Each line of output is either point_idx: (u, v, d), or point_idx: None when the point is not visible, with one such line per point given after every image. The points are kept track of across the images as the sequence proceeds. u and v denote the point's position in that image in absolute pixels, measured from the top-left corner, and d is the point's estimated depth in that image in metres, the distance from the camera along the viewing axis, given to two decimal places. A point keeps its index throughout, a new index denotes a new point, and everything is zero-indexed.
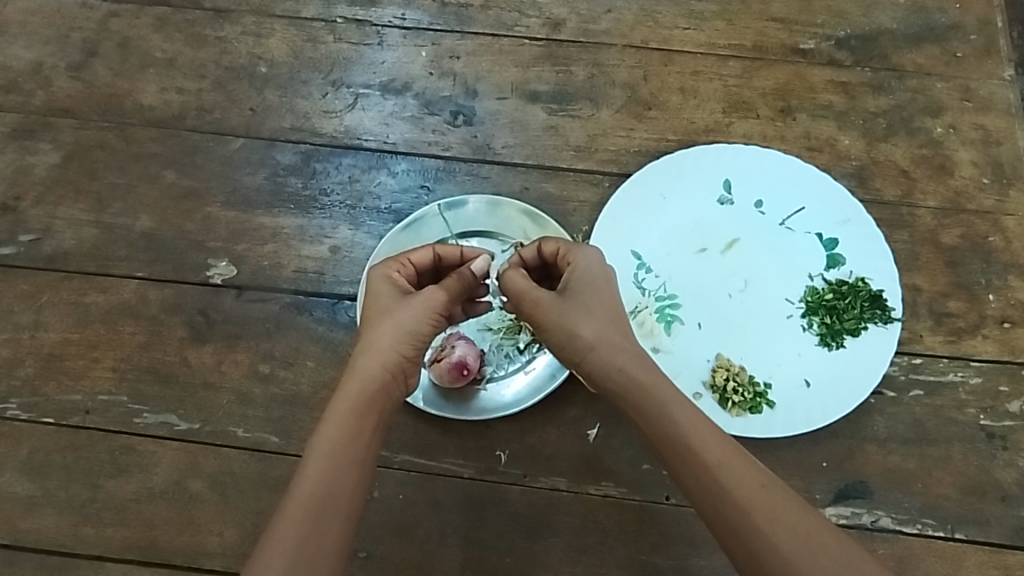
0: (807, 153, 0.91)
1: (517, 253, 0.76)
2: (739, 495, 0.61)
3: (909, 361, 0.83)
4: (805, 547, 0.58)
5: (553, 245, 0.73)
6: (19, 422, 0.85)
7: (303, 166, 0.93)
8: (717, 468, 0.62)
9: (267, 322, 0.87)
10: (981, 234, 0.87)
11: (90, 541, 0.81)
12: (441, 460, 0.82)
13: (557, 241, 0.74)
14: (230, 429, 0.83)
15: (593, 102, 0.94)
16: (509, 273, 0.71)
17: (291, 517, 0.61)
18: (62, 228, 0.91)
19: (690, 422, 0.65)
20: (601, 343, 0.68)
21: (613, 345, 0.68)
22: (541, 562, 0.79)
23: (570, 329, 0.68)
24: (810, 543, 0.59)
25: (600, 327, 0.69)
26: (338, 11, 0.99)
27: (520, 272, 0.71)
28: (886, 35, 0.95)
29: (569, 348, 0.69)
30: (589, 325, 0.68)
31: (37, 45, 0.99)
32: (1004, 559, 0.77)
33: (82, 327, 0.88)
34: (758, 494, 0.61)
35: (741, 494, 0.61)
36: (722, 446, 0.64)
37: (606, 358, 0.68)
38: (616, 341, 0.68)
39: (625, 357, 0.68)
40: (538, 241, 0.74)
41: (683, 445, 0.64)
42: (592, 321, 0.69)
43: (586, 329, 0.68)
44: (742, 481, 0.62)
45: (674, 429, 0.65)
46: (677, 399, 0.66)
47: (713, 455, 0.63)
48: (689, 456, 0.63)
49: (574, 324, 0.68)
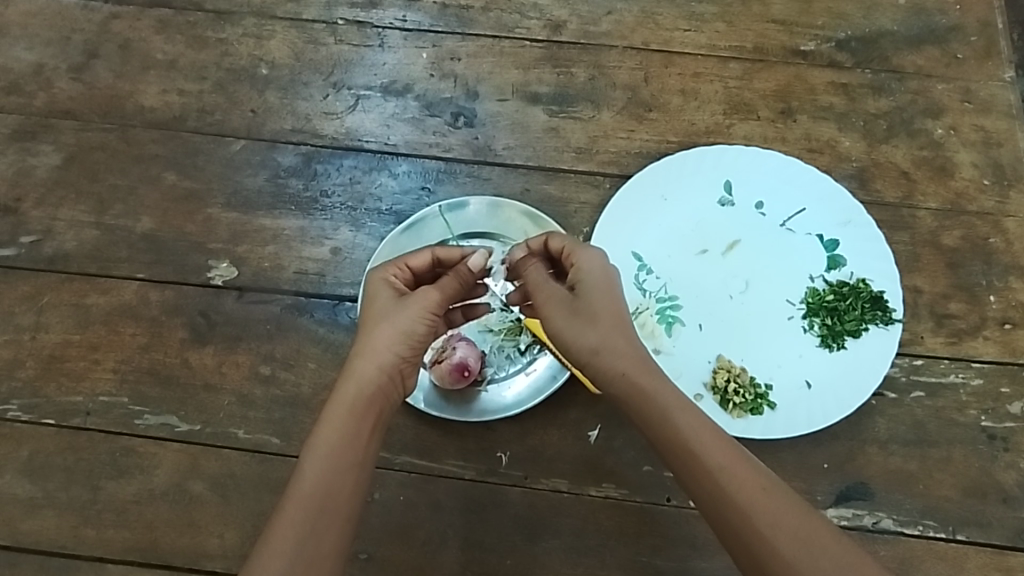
0: (807, 154, 0.91)
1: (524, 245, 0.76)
2: (740, 499, 0.61)
3: (910, 362, 0.83)
4: (807, 551, 0.58)
5: (559, 243, 0.73)
6: (19, 422, 0.85)
7: (303, 167, 0.93)
8: (718, 472, 0.62)
9: (268, 323, 0.87)
10: (982, 236, 0.87)
11: (90, 542, 0.81)
12: (441, 462, 0.82)
13: (563, 239, 0.74)
14: (231, 431, 0.83)
15: (594, 103, 0.94)
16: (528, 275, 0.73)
17: (290, 519, 0.61)
18: (63, 229, 0.91)
19: (692, 426, 0.65)
20: (605, 347, 0.68)
21: (617, 349, 0.68)
22: (541, 563, 0.79)
23: (576, 333, 0.69)
24: (812, 547, 0.58)
25: (602, 330, 0.68)
26: (339, 12, 0.99)
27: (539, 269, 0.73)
28: (886, 37, 0.96)
29: (573, 351, 0.69)
30: (593, 329, 0.68)
31: (39, 47, 0.99)
32: (1005, 561, 0.77)
33: (83, 328, 0.88)
34: (759, 497, 0.61)
35: (743, 498, 0.61)
36: (724, 449, 0.64)
37: (608, 363, 0.68)
38: (618, 344, 0.68)
39: (628, 362, 0.67)
40: (544, 237, 0.75)
41: (684, 449, 0.64)
42: (595, 326, 0.68)
43: (590, 333, 0.68)
44: (742, 485, 0.61)
45: (676, 433, 0.65)
46: (678, 402, 0.66)
47: (714, 459, 0.63)
48: (691, 461, 0.63)
49: (577, 329, 0.69)
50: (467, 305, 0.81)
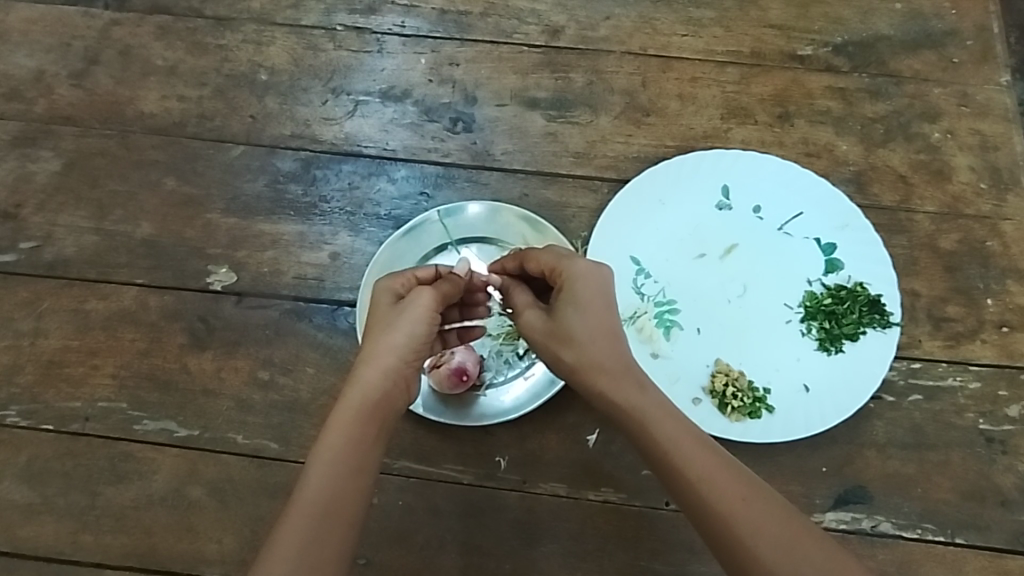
0: (805, 159, 0.91)
1: (503, 263, 0.78)
2: (722, 508, 0.61)
3: (909, 366, 0.83)
4: (787, 558, 0.58)
5: (540, 258, 0.73)
6: (19, 429, 0.85)
7: (303, 173, 0.93)
8: (700, 481, 0.62)
9: (267, 328, 0.87)
10: (980, 239, 0.87)
11: (89, 548, 0.81)
12: (440, 466, 0.82)
13: (542, 256, 0.73)
14: (230, 436, 0.83)
15: (592, 108, 0.94)
16: (514, 293, 0.75)
17: (293, 526, 0.61)
18: (62, 235, 0.92)
19: (673, 437, 0.64)
20: (583, 366, 0.68)
21: (597, 366, 0.68)
22: (541, 567, 0.79)
23: (554, 354, 0.70)
24: (793, 553, 0.58)
25: (582, 349, 0.68)
26: (338, 19, 1.00)
27: (523, 292, 0.75)
28: (884, 42, 0.96)
29: (557, 369, 0.71)
30: (573, 349, 0.69)
31: (39, 54, 1.00)
32: (1004, 564, 0.77)
33: (82, 334, 0.88)
34: (740, 506, 0.61)
35: (725, 507, 0.61)
36: (705, 457, 0.63)
37: (590, 380, 0.68)
38: (599, 360, 0.68)
39: (608, 374, 0.68)
40: (527, 253, 0.75)
41: (666, 459, 0.64)
42: (573, 347, 0.69)
43: (568, 355, 0.69)
44: (725, 494, 0.61)
45: (657, 445, 0.65)
46: (661, 412, 0.66)
47: (695, 468, 0.63)
48: (673, 471, 0.63)
49: (556, 348, 0.70)
50: (461, 326, 0.79)
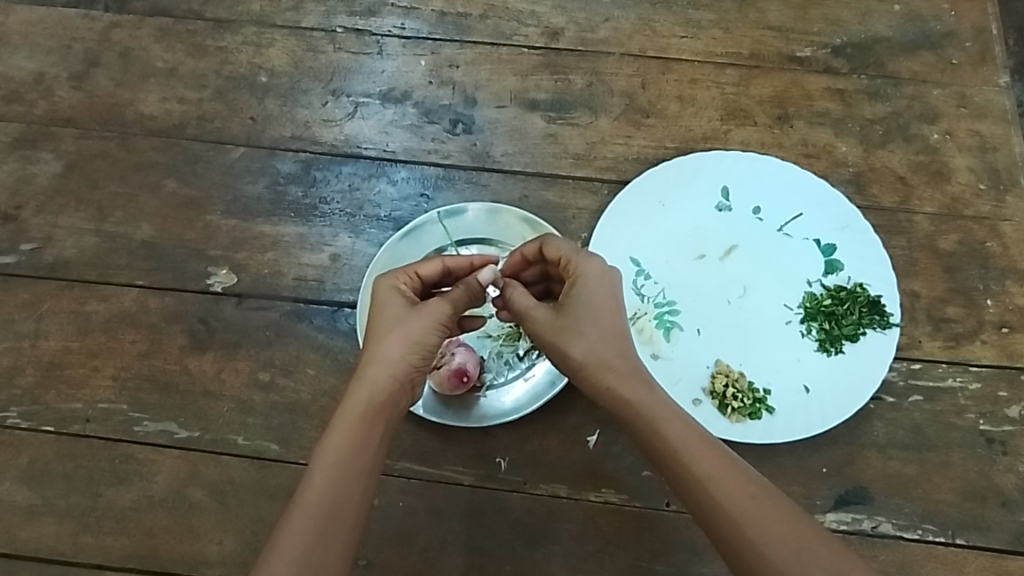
0: (805, 160, 0.91)
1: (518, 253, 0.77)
2: (730, 508, 0.61)
3: (909, 367, 0.83)
4: (795, 557, 0.58)
5: (555, 252, 0.73)
6: (19, 430, 0.85)
7: (303, 174, 0.93)
8: (707, 481, 0.62)
9: (267, 330, 0.87)
10: (979, 240, 0.88)
11: (89, 549, 0.81)
12: (441, 468, 0.82)
13: (559, 248, 0.73)
14: (230, 437, 0.83)
15: (592, 110, 0.95)
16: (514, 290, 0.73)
17: (298, 526, 0.61)
18: (63, 237, 0.92)
19: (680, 438, 0.64)
20: (590, 363, 0.68)
21: (605, 363, 0.68)
22: (541, 569, 0.79)
23: (562, 348, 0.69)
24: (801, 553, 0.58)
25: (592, 344, 0.68)
26: (338, 21, 1.00)
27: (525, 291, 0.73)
28: (882, 43, 0.96)
29: (562, 364, 0.70)
30: (582, 343, 0.68)
31: (39, 56, 1.00)
32: (1005, 564, 0.77)
33: (83, 335, 0.88)
34: (748, 505, 0.61)
35: (732, 507, 0.61)
36: (712, 457, 0.63)
37: (595, 377, 0.68)
38: (607, 357, 0.68)
39: (615, 374, 0.68)
40: (540, 242, 0.75)
41: (674, 459, 0.64)
42: (584, 341, 0.68)
43: (577, 349, 0.68)
44: (733, 494, 0.61)
45: (665, 445, 0.64)
46: (667, 412, 0.66)
47: (703, 468, 0.63)
48: (680, 471, 0.63)
49: (564, 341, 0.69)
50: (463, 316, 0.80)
